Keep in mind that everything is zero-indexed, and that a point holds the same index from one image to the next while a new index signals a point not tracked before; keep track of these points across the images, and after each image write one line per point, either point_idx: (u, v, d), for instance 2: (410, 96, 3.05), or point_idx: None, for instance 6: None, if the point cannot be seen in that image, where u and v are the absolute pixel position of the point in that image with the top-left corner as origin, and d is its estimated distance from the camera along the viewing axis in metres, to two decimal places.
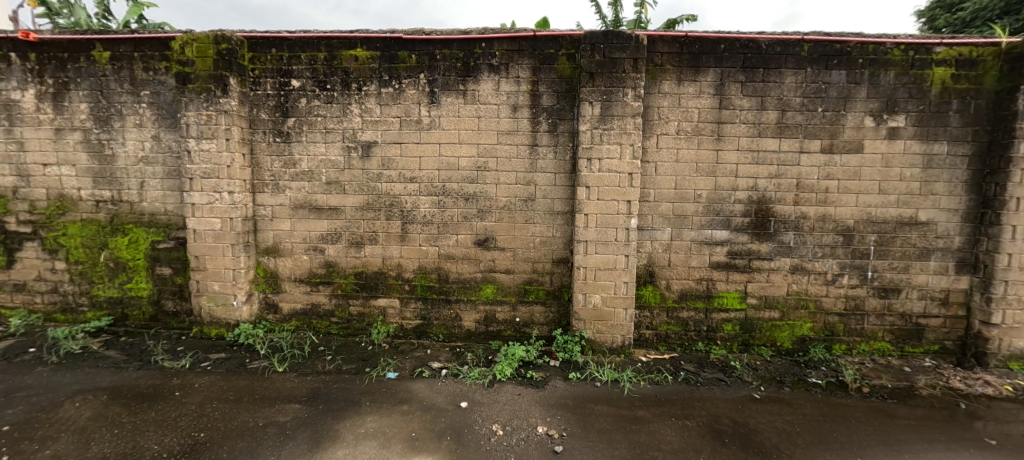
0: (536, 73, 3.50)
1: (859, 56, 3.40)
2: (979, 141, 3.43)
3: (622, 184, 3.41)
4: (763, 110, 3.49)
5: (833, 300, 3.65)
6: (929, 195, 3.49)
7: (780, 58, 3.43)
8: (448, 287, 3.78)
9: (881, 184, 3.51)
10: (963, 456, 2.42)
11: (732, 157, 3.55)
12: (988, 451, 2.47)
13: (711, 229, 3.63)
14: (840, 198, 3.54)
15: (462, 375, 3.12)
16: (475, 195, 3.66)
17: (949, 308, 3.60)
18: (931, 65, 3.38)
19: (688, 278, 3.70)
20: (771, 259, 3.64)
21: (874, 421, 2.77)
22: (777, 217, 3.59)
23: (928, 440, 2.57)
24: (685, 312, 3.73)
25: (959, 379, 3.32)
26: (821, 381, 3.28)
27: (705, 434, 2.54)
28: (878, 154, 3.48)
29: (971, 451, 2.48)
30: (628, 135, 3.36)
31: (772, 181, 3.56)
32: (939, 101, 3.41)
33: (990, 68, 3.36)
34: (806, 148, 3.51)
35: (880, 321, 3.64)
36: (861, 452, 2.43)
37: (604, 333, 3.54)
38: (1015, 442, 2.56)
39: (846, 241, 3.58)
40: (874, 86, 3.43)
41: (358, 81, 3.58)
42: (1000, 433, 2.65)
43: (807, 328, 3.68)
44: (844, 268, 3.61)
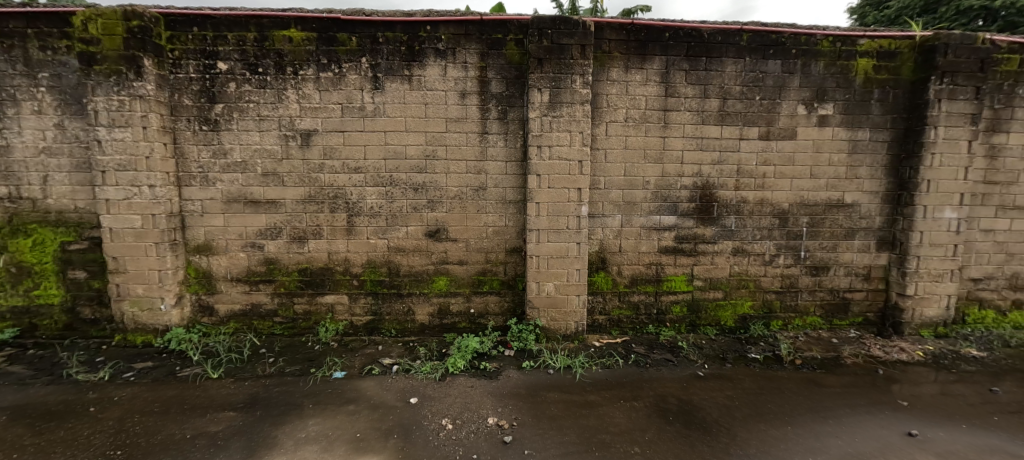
0: (484, 59, 3.41)
1: (793, 46, 3.56)
2: (897, 128, 3.71)
3: (572, 172, 3.41)
4: (706, 98, 3.60)
5: (771, 280, 3.86)
6: (855, 179, 3.75)
7: (721, 47, 3.53)
8: (399, 281, 3.66)
9: (813, 169, 3.72)
10: (880, 418, 2.65)
11: (678, 143, 3.64)
12: (900, 412, 2.71)
13: (659, 215, 3.72)
14: (776, 182, 3.73)
15: (414, 369, 3.04)
16: (425, 185, 3.54)
17: (871, 283, 3.90)
18: (856, 56, 3.61)
19: (639, 263, 3.79)
20: (715, 243, 3.79)
21: (805, 390, 2.96)
22: (719, 202, 3.73)
23: (850, 405, 2.79)
24: (636, 296, 3.82)
25: (879, 348, 3.63)
26: (759, 355, 3.48)
27: (652, 414, 2.63)
28: (810, 140, 3.69)
29: (886, 412, 2.71)
30: (578, 122, 3.36)
31: (715, 168, 3.69)
32: (863, 90, 3.64)
33: (907, 60, 3.63)
34: (746, 135, 3.66)
35: (813, 296, 3.90)
36: (792, 420, 2.60)
37: (558, 321, 3.57)
38: (923, 403, 2.83)
39: (782, 224, 3.78)
40: (806, 76, 3.61)
41: (293, 65, 3.35)
42: (911, 395, 2.92)
43: (748, 306, 3.88)
44: (781, 249, 3.82)
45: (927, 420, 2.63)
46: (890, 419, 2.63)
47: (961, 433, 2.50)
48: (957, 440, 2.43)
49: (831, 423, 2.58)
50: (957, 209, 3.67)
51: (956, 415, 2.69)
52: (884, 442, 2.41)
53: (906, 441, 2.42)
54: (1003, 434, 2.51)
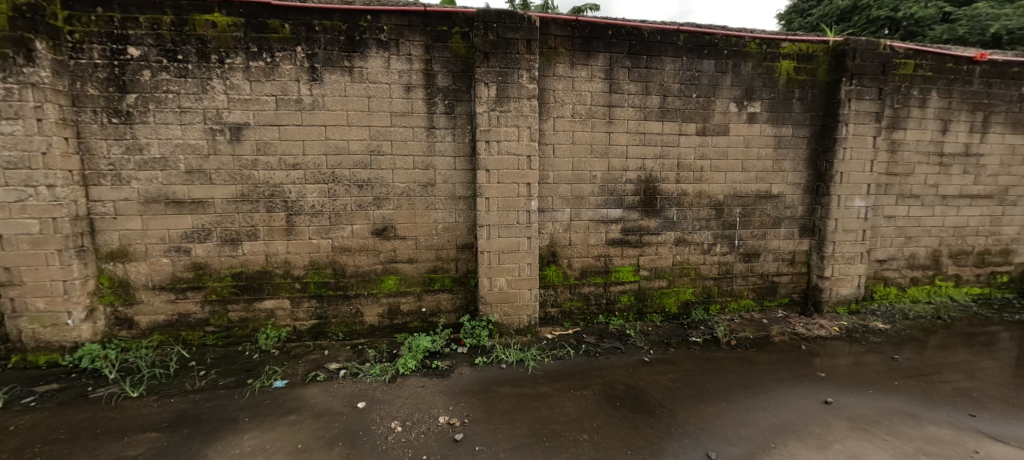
0: (429, 52, 3.33)
1: (725, 47, 3.78)
2: (816, 124, 4.05)
3: (521, 167, 3.43)
4: (647, 94, 3.74)
5: (709, 267, 4.10)
6: (780, 172, 4.06)
7: (661, 46, 3.68)
8: (345, 282, 3.51)
9: (744, 162, 3.99)
10: (802, 389, 2.90)
11: (622, 139, 3.76)
12: (819, 382, 2.99)
13: (606, 208, 3.83)
14: (712, 175, 3.96)
15: (363, 373, 2.94)
16: (370, 182, 3.41)
17: (796, 267, 4.25)
18: (780, 58, 3.89)
19: (588, 255, 3.88)
20: (658, 234, 3.96)
21: (738, 369, 3.19)
22: (662, 194, 3.90)
23: (777, 379, 3.03)
24: (586, 288, 3.92)
25: (802, 325, 3.98)
26: (699, 338, 3.69)
27: (600, 401, 2.71)
28: (741, 135, 3.95)
29: (807, 384, 2.98)
30: (525, 117, 3.38)
31: (657, 162, 3.85)
32: (786, 90, 3.95)
33: (823, 62, 3.97)
34: (684, 130, 3.85)
35: (746, 281, 4.19)
36: (727, 397, 2.78)
37: (511, 315, 3.59)
38: (837, 373, 3.14)
39: (718, 214, 4.03)
40: (737, 75, 3.85)
41: (219, 52, 3.09)
42: (828, 367, 3.23)
43: (689, 293, 4.10)
44: (717, 238, 4.06)
45: (840, 389, 2.91)
46: (810, 390, 2.89)
47: (868, 398, 2.80)
48: (865, 405, 2.72)
49: (761, 397, 2.79)
50: (864, 198, 4.09)
51: (865, 383, 3.01)
52: (805, 411, 2.64)
53: (823, 409, 2.68)
54: (902, 396, 2.84)
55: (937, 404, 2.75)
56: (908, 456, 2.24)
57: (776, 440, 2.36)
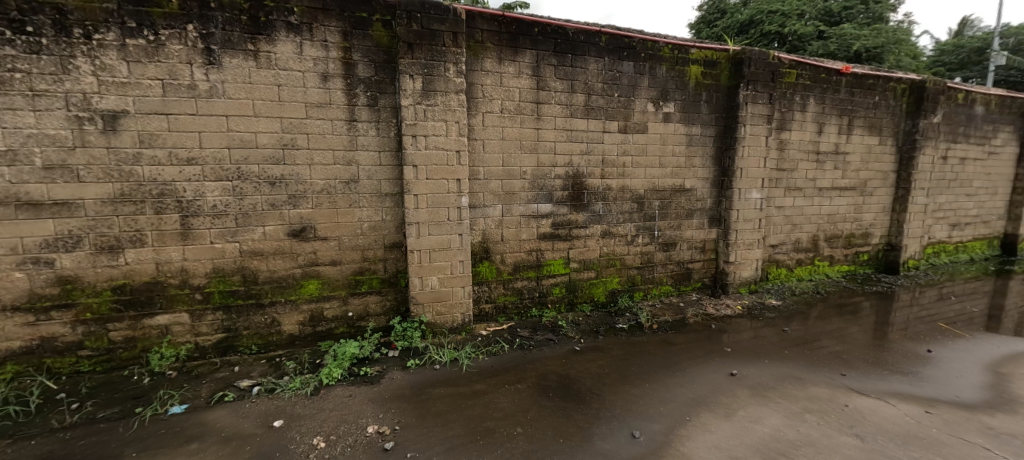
0: (347, 39, 3.11)
1: (642, 50, 4.01)
2: (720, 125, 4.46)
3: (450, 162, 3.34)
4: (573, 93, 3.84)
5: (633, 257, 4.35)
6: (692, 167, 4.41)
7: (584, 46, 3.80)
8: (257, 289, 3.17)
9: (661, 159, 4.27)
10: (713, 365, 3.18)
11: (550, 135, 3.83)
12: (727, 357, 3.30)
13: (537, 203, 3.89)
14: (633, 171, 4.18)
15: (280, 388, 2.69)
16: (284, 178, 3.11)
17: (706, 254, 4.66)
18: (690, 62, 4.21)
19: (520, 250, 3.91)
20: (586, 227, 4.10)
21: (659, 350, 3.42)
22: (588, 189, 4.05)
23: (692, 357, 3.30)
24: (519, 282, 3.95)
25: (712, 306, 4.38)
26: (625, 325, 3.90)
27: (534, 393, 2.75)
28: (658, 133, 4.22)
29: (717, 359, 3.27)
30: (453, 112, 3.29)
31: (584, 158, 3.98)
32: (695, 92, 4.29)
33: (725, 69, 4.37)
34: (607, 128, 4.02)
35: (665, 269, 4.51)
36: (650, 378, 2.97)
37: (444, 314, 3.50)
38: (741, 347, 3.49)
39: (639, 208, 4.28)
40: (653, 77, 4.10)
41: (84, 26, 2.62)
42: (734, 342, 3.58)
43: (616, 282, 4.31)
44: (639, 230, 4.31)
45: (744, 361, 3.25)
46: (720, 365, 3.19)
47: (766, 367, 3.15)
48: (763, 374, 3.06)
49: (679, 375, 3.02)
50: (760, 190, 4.59)
51: (763, 354, 3.38)
52: (716, 384, 2.90)
53: (730, 380, 2.96)
54: (792, 363, 3.24)
55: (819, 368, 3.18)
56: (797, 415, 2.55)
57: (692, 413, 2.56)
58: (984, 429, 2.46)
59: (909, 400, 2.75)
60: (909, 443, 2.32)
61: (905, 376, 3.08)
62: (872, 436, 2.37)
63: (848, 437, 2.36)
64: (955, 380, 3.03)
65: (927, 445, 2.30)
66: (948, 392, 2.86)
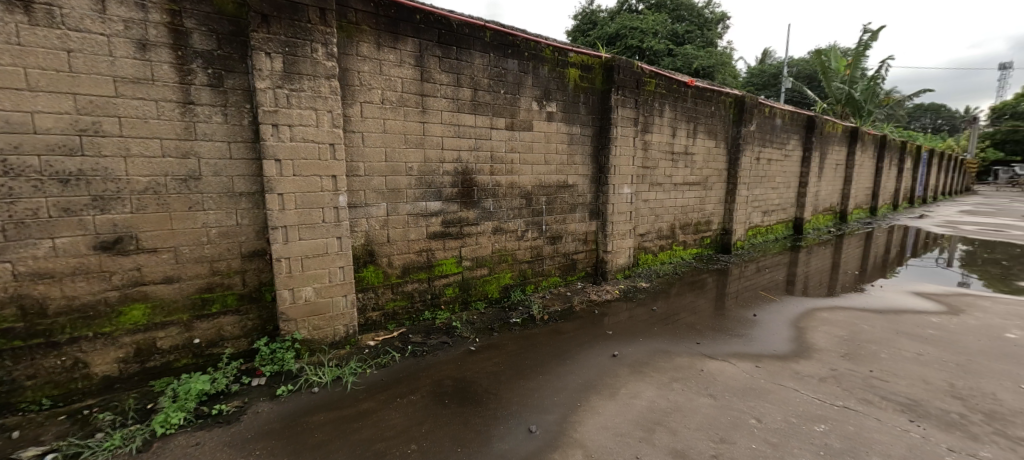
0: (175, 1, 2.50)
1: (525, 49, 4.05)
2: (597, 125, 4.77)
3: (322, 157, 2.94)
4: (459, 87, 3.71)
5: (523, 252, 4.41)
6: (574, 164, 4.65)
7: (469, 39, 3.68)
8: (47, 323, 2.39)
9: (546, 156, 4.40)
10: (597, 348, 3.38)
11: (437, 130, 3.64)
12: (610, 340, 3.54)
13: (425, 201, 3.67)
14: (521, 168, 4.23)
15: (89, 451, 2.10)
16: (87, 174, 2.39)
17: (589, 245, 4.96)
18: (569, 66, 4.40)
19: (409, 251, 3.66)
20: (477, 224, 4.03)
21: (551, 341, 3.51)
22: (478, 186, 3.97)
23: (580, 344, 3.46)
24: (410, 285, 3.70)
25: (594, 292, 4.70)
26: (519, 319, 3.94)
27: (429, 402, 2.58)
28: (542, 132, 4.33)
29: (602, 343, 3.48)
30: (324, 99, 2.90)
31: (472, 154, 3.88)
32: (574, 94, 4.51)
33: (599, 74, 4.67)
34: (495, 124, 3.98)
35: (553, 261, 4.68)
36: (542, 369, 3.02)
37: (322, 329, 3.08)
38: (620, 328, 3.79)
39: (528, 203, 4.35)
40: (536, 77, 4.18)
41: None
42: (614, 324, 3.87)
43: (508, 277, 4.33)
44: (528, 225, 4.40)
45: (624, 341, 3.52)
46: (604, 347, 3.40)
47: (641, 344, 3.46)
48: (639, 351, 3.34)
49: (569, 363, 3.13)
50: (630, 186, 5.07)
51: (638, 332, 3.71)
52: (601, 367, 3.08)
53: (612, 362, 3.17)
54: (660, 338, 3.61)
55: (682, 339, 3.59)
56: (667, 385, 2.83)
57: (581, 399, 2.66)
58: (793, 374, 3.01)
59: (744, 358, 3.26)
60: (748, 394, 2.73)
61: (741, 338, 3.65)
62: (723, 394, 2.73)
63: (705, 398, 2.68)
64: (771, 337, 3.68)
65: (759, 394, 2.74)
66: (766, 348, 3.46)
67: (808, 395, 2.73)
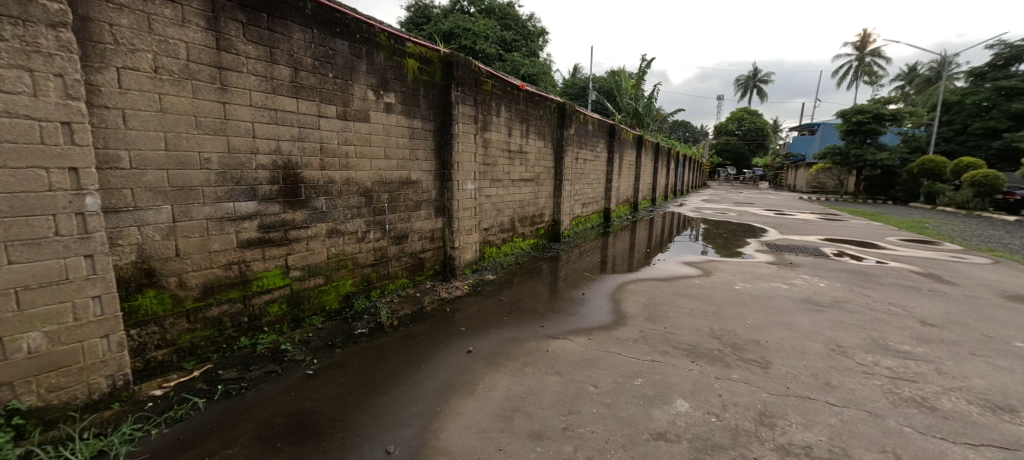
0: None
1: (357, 31, 3.60)
2: (437, 121, 4.59)
3: (51, 142, 2.03)
4: (273, 63, 3.05)
5: (365, 255, 3.95)
6: (415, 160, 4.38)
7: (284, 8, 3.06)
8: None
9: (386, 150, 4.03)
10: (451, 347, 3.21)
11: (244, 113, 2.93)
12: (464, 335, 3.44)
13: (232, 201, 2.92)
14: (358, 162, 3.77)
15: None
16: None
17: (435, 242, 4.77)
18: (406, 55, 4.11)
19: (212, 266, 2.86)
20: (307, 227, 3.41)
21: (403, 347, 3.21)
22: (306, 182, 3.36)
23: (435, 344, 3.25)
24: (216, 308, 2.91)
25: (444, 290, 4.56)
26: (365, 329, 3.50)
27: (255, 452, 2.05)
28: (380, 124, 3.94)
29: (457, 340, 3.36)
30: (45, 56, 1.99)
31: (296, 144, 3.26)
32: (413, 86, 4.24)
33: (438, 69, 4.49)
34: (323, 112, 3.43)
35: (399, 262, 4.34)
36: (394, 381, 2.71)
37: (67, 388, 2.16)
38: (472, 323, 3.73)
39: (367, 201, 3.91)
40: (371, 63, 3.77)
41: None
42: (466, 320, 3.79)
43: (349, 284, 3.83)
44: (369, 225, 3.96)
45: (477, 335, 3.46)
46: (458, 345, 3.25)
47: (494, 336, 3.44)
48: (492, 342, 3.30)
49: (424, 367, 2.89)
50: (472, 182, 5.09)
51: (489, 324, 3.70)
52: (457, 365, 2.90)
53: (466, 358, 3.02)
54: (509, 326, 3.66)
55: (528, 324, 3.72)
56: (520, 371, 2.81)
57: (439, 403, 2.45)
58: (615, 341, 3.33)
59: (579, 334, 3.48)
60: (585, 365, 2.90)
61: (574, 316, 3.93)
62: (567, 369, 2.84)
63: (553, 376, 2.73)
64: (594, 312, 4.06)
65: (594, 363, 2.93)
66: (592, 322, 3.77)
67: (626, 356, 3.04)
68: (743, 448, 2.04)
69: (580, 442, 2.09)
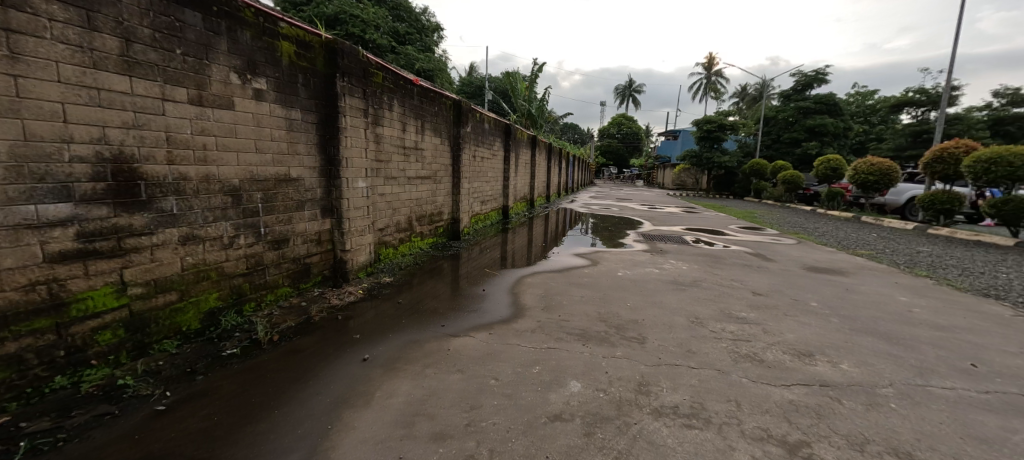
0: None
1: (213, 3, 3.09)
2: (320, 112, 4.18)
3: None
4: (92, 31, 2.47)
5: (234, 263, 3.42)
6: (295, 154, 3.93)
7: None
8: None
9: (257, 142, 3.54)
10: (343, 357, 2.95)
11: (50, 91, 2.33)
12: (358, 344, 3.19)
13: (38, 204, 2.33)
14: (220, 156, 3.26)
15: None
16: None
17: (322, 245, 4.34)
18: (279, 37, 3.66)
19: (4, 287, 2.22)
20: (152, 234, 2.84)
21: (285, 363, 2.85)
22: (148, 179, 2.79)
23: (324, 357, 2.95)
24: (14, 343, 2.26)
25: (335, 296, 4.18)
26: (237, 349, 3.01)
27: None
28: (249, 113, 3.45)
29: (350, 349, 3.10)
30: None
31: (130, 133, 2.69)
32: (289, 72, 3.80)
33: (320, 55, 4.09)
34: (169, 95, 2.88)
35: (279, 269, 3.85)
36: (274, 404, 2.38)
37: None
38: (367, 330, 3.48)
39: (235, 201, 3.39)
40: (234, 43, 3.28)
41: None
42: (361, 327, 3.52)
43: (214, 298, 3.28)
44: (238, 228, 3.43)
45: (373, 342, 3.24)
46: (351, 354, 3.00)
47: (392, 341, 3.26)
48: (390, 347, 3.13)
49: (312, 383, 2.59)
50: (364, 180, 4.77)
51: (386, 329, 3.50)
52: (350, 376, 2.68)
53: (362, 367, 2.82)
54: (408, 329, 3.51)
55: (428, 326, 3.60)
56: (421, 373, 2.71)
57: (330, 421, 2.23)
58: (514, 332, 3.43)
59: (480, 329, 3.50)
60: (486, 359, 2.92)
61: (475, 312, 3.94)
62: (468, 365, 2.83)
63: (454, 374, 2.70)
64: (494, 307, 4.11)
65: (494, 356, 2.96)
66: (493, 317, 3.81)
67: (524, 345, 3.15)
68: (626, 416, 2.25)
69: (482, 436, 2.09)
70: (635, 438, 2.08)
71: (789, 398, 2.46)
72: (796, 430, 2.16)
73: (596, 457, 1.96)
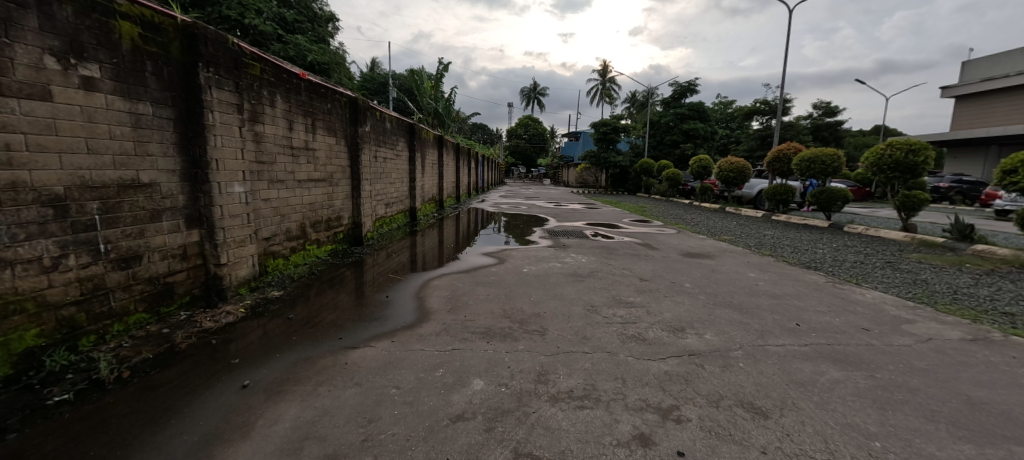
0: None
1: None
2: (178, 107, 3.59)
3: None
4: None
5: (62, 290, 2.79)
6: (145, 156, 3.33)
7: None
8: None
9: (88, 141, 2.93)
10: (216, 387, 2.59)
11: None
12: (235, 371, 2.81)
13: None
14: (33, 158, 2.64)
15: None
16: None
17: (188, 261, 3.74)
18: (116, 15, 3.08)
19: None
20: None
21: (137, 404, 2.40)
22: None
23: (189, 390, 2.56)
24: None
25: (209, 319, 3.64)
26: (69, 394, 2.46)
27: None
28: (75, 105, 2.84)
29: (224, 378, 2.72)
30: None
31: None
32: (132, 58, 3.21)
33: (174, 39, 3.51)
34: None
35: (128, 292, 3.24)
36: (121, 455, 2.00)
37: None
38: (250, 352, 3.09)
39: (60, 215, 2.78)
40: (48, 19, 2.68)
41: None
42: (241, 351, 3.11)
43: (33, 335, 2.65)
44: (66, 246, 2.81)
45: (255, 366, 2.88)
46: (226, 382, 2.65)
47: (277, 362, 2.94)
48: (275, 370, 2.83)
49: (173, 424, 2.23)
50: (241, 184, 4.20)
51: (271, 350, 3.15)
52: (222, 408, 2.37)
53: (239, 395, 2.50)
54: (298, 347, 3.20)
55: (322, 341, 3.31)
56: (312, 393, 2.50)
57: None
58: (417, 338, 3.33)
59: (380, 338, 3.35)
60: (385, 370, 2.78)
61: (377, 321, 3.75)
62: (366, 378, 2.68)
63: (351, 389, 2.54)
64: (399, 313, 3.96)
65: (395, 365, 2.85)
66: (397, 324, 3.67)
67: (428, 350, 3.08)
68: (525, 407, 2.34)
69: (380, 449, 2.00)
70: (533, 426, 2.17)
71: (665, 369, 2.78)
72: (669, 397, 2.44)
73: (496, 451, 2.00)
